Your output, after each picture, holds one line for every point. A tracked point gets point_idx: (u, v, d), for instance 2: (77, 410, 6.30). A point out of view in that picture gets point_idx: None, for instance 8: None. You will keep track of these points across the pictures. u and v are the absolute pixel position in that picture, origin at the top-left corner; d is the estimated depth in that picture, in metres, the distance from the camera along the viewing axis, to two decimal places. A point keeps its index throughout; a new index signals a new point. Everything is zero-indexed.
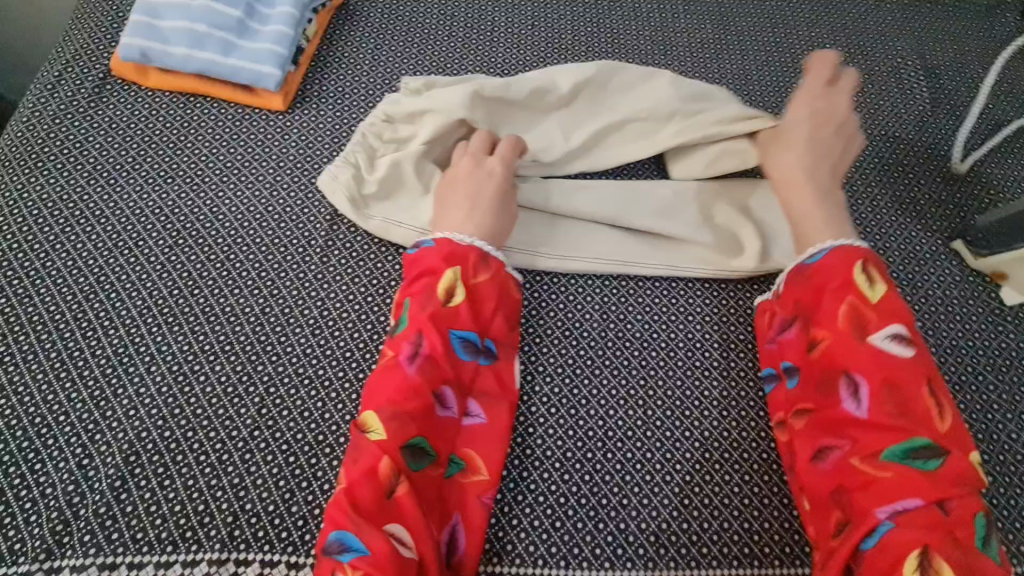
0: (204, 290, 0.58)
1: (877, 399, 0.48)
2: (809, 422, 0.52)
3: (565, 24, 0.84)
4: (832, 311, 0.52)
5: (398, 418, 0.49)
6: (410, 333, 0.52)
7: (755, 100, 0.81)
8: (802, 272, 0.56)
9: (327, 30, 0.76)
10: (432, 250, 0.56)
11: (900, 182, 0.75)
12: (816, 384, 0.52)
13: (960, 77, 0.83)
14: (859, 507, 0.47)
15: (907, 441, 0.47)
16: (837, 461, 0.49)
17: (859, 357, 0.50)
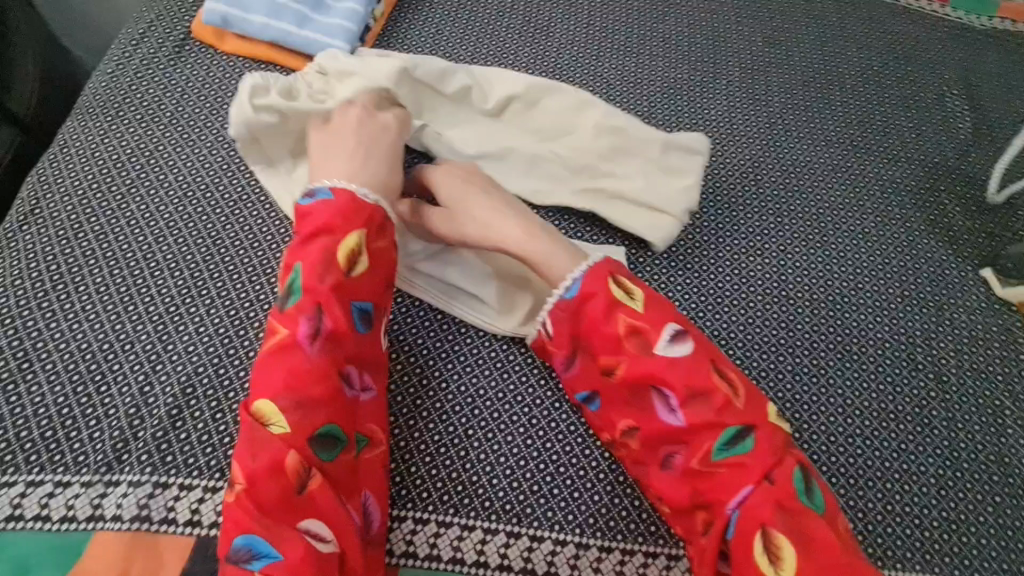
0: (264, 243, 0.62)
1: (688, 405, 0.51)
2: (642, 436, 0.54)
3: (618, 25, 0.86)
4: (612, 330, 0.54)
5: (299, 405, 0.48)
6: (306, 310, 0.51)
7: (798, 115, 0.83)
8: (563, 304, 0.57)
9: (393, 13, 0.80)
10: (323, 208, 0.56)
11: (934, 206, 0.77)
12: (629, 397, 0.54)
13: (1003, 110, 0.84)
14: (711, 501, 0.50)
15: (719, 434, 0.50)
16: (680, 467, 0.52)
17: (644, 370, 0.52)
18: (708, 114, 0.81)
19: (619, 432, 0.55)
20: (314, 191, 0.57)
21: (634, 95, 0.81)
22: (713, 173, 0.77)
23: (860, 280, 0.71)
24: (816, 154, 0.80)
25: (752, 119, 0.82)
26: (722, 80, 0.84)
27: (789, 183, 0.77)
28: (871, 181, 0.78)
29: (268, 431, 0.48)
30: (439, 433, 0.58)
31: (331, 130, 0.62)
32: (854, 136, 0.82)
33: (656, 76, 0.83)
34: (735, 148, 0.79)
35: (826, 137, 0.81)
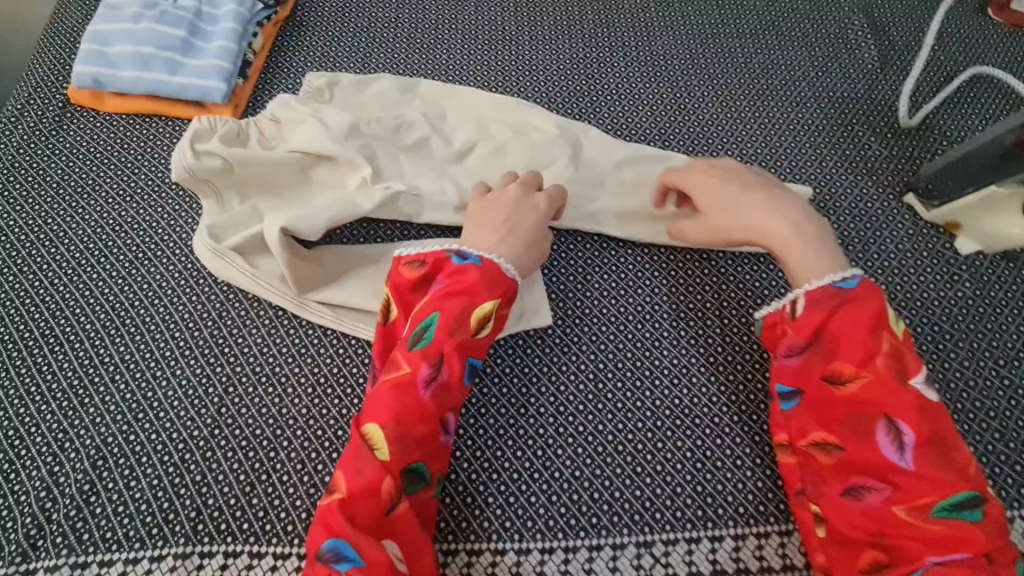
0: (163, 298, 0.61)
1: (925, 448, 0.46)
2: (842, 461, 0.49)
3: (508, 14, 0.85)
4: (870, 351, 0.49)
5: (404, 441, 0.49)
6: (429, 355, 0.52)
7: (701, 73, 0.81)
8: (828, 292, 0.52)
9: (274, 42, 0.78)
10: (475, 271, 0.54)
11: (850, 141, 0.75)
12: (851, 419, 0.49)
13: (909, 32, 0.83)
14: (903, 550, 0.46)
15: (947, 495, 0.45)
16: (876, 504, 0.47)
17: (902, 406, 0.48)
18: (611, 87, 0.80)
19: (808, 440, 0.51)
20: (464, 253, 0.56)
21: (533, 81, 0.80)
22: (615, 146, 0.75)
23: None
24: (724, 109, 0.78)
25: (655, 85, 0.80)
26: (620, 52, 0.82)
27: (699, 144, 0.76)
28: (784, 126, 0.77)
29: (373, 454, 0.49)
30: None
31: (486, 202, 0.61)
32: (761, 84, 0.80)
33: (553, 59, 0.82)
34: (640, 116, 0.78)
35: (733, 89, 0.80)
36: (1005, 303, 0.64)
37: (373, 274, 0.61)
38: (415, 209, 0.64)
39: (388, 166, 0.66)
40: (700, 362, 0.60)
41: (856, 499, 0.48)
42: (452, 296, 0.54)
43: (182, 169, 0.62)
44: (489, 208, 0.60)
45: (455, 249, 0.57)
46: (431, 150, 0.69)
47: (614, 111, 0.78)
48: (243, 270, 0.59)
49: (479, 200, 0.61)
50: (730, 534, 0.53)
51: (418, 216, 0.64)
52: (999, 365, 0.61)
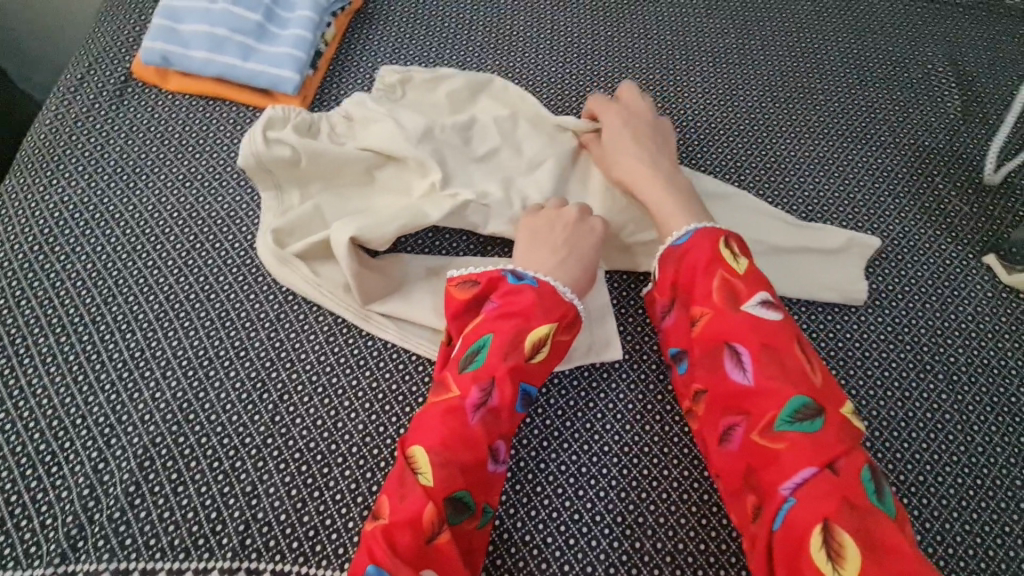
0: (219, 294, 0.58)
1: (761, 364, 0.49)
2: (711, 399, 0.51)
3: (583, 27, 0.82)
4: (707, 288, 0.53)
5: (448, 465, 0.47)
6: (481, 378, 0.50)
7: (778, 107, 0.79)
8: (669, 252, 0.57)
9: (345, 35, 0.76)
10: (531, 292, 0.53)
11: (929, 192, 0.73)
12: (704, 358, 0.52)
13: (993, 84, 0.80)
14: (768, 484, 0.47)
15: (787, 406, 0.47)
16: (739, 441, 0.49)
17: (734, 329, 0.50)
18: (686, 112, 0.78)
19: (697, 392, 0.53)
20: (520, 273, 0.55)
21: (607, 98, 0.77)
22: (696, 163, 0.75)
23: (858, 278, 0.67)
24: (801, 146, 0.76)
25: (731, 115, 0.78)
26: (696, 77, 0.80)
27: (778, 173, 0.74)
28: (861, 171, 0.75)
29: (415, 479, 0.47)
30: None
31: (545, 219, 0.60)
32: (839, 124, 0.78)
33: (627, 78, 0.79)
34: (718, 142, 0.76)
35: (810, 127, 0.78)
36: None
37: (439, 287, 0.59)
38: (483, 218, 0.62)
39: (458, 173, 0.63)
40: None
41: (729, 438, 0.50)
42: (506, 318, 0.52)
43: (251, 161, 0.59)
44: (548, 229, 0.59)
45: (513, 272, 0.55)
46: (501, 160, 0.67)
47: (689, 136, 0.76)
48: (305, 278, 0.57)
49: (532, 217, 0.60)
50: None
51: (483, 227, 0.62)
52: None
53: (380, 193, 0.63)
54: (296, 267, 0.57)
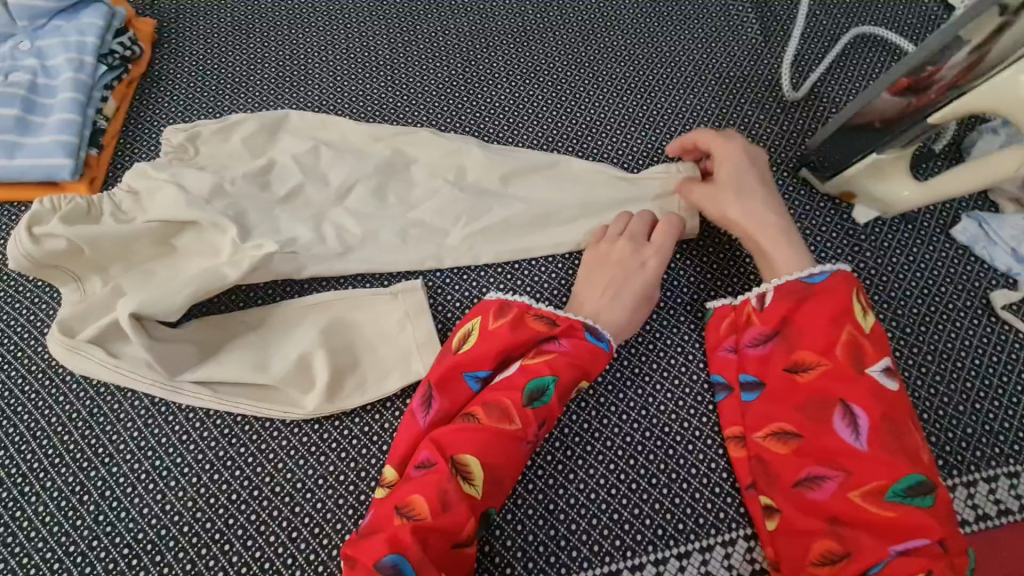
0: (23, 404, 0.55)
1: (880, 431, 0.47)
2: (804, 445, 0.50)
3: (379, 38, 0.81)
4: (829, 340, 0.50)
5: (494, 480, 0.49)
6: (540, 417, 0.51)
7: (586, 73, 0.78)
8: (794, 287, 0.53)
9: (131, 104, 0.73)
10: (600, 352, 0.55)
11: (740, 122, 0.73)
12: (810, 405, 0.50)
13: (788, 1, 0.81)
14: (858, 538, 0.46)
15: (901, 479, 0.46)
16: (831, 491, 0.48)
17: (853, 389, 0.48)
18: (493, 97, 0.77)
19: (776, 430, 0.52)
20: (597, 329, 0.55)
21: (413, 102, 0.76)
22: (516, 137, 0.75)
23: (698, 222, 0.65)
24: (613, 102, 0.76)
25: (539, 89, 0.77)
26: (500, 60, 0.79)
27: (597, 130, 0.74)
28: (673, 115, 0.75)
29: (462, 487, 0.48)
30: (254, 539, 0.51)
31: (599, 252, 0.61)
32: (647, 72, 0.78)
33: (431, 79, 0.78)
34: (532, 114, 0.76)
35: (619, 82, 0.77)
36: (906, 267, 0.63)
37: (255, 341, 0.57)
38: (294, 265, 0.60)
39: (260, 222, 0.60)
40: (608, 380, 0.60)
41: (814, 488, 0.49)
42: (571, 362, 0.53)
43: (21, 257, 0.55)
44: (600, 262, 0.60)
45: (591, 327, 0.55)
46: (308, 197, 0.63)
47: (500, 119, 0.75)
48: (104, 362, 0.54)
49: (592, 251, 0.61)
50: (650, 560, 0.54)
51: (299, 272, 0.60)
52: (907, 334, 0.60)
53: (181, 261, 0.60)
54: (88, 351, 0.54)
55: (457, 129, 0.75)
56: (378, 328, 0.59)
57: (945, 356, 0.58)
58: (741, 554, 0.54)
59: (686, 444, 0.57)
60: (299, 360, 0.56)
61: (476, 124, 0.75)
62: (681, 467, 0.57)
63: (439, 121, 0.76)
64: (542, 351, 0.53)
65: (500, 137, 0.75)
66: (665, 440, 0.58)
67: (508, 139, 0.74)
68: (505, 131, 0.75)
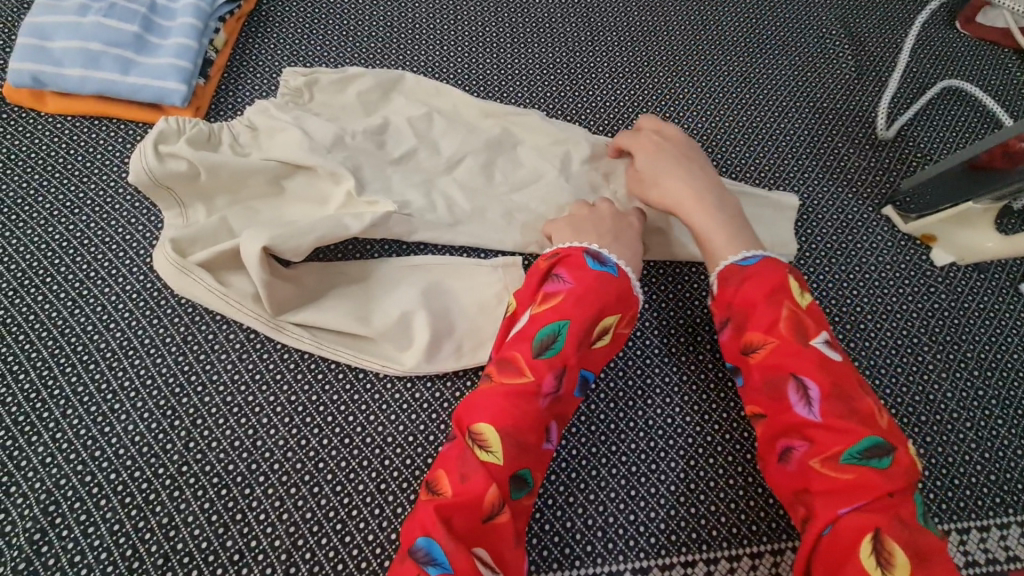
0: (120, 323, 0.55)
1: (829, 400, 0.48)
2: (768, 422, 0.51)
3: (487, 14, 0.81)
4: (773, 319, 0.51)
5: (513, 443, 0.48)
6: (555, 365, 0.51)
7: (686, 80, 0.80)
8: (730, 271, 0.55)
9: (237, 39, 0.73)
10: (613, 281, 0.54)
11: (830, 152, 0.76)
12: (765, 384, 0.51)
13: (883, 45, 0.84)
14: (820, 504, 0.47)
15: (854, 442, 0.46)
16: (797, 461, 0.49)
17: (801, 361, 0.49)
18: (595, 88, 0.77)
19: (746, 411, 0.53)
20: (598, 255, 0.55)
21: (515, 82, 0.77)
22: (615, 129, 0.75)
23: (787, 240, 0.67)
24: (709, 113, 0.78)
25: (639, 89, 0.78)
26: (603, 55, 0.80)
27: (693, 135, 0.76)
28: (766, 134, 0.77)
29: (478, 455, 0.47)
30: (343, 486, 0.51)
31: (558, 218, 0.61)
32: (743, 90, 0.80)
33: (535, 62, 0.78)
34: (631, 110, 0.77)
35: (716, 95, 0.79)
36: (977, 314, 0.66)
37: (356, 293, 0.58)
38: (407, 227, 0.61)
39: (373, 178, 0.62)
40: (692, 379, 0.61)
41: (781, 460, 0.50)
42: (576, 303, 0.52)
43: (143, 173, 0.56)
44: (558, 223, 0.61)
45: (592, 252, 0.55)
46: (419, 161, 0.66)
47: (600, 110, 0.76)
48: (211, 288, 0.54)
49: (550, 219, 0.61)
50: (725, 556, 0.53)
51: (411, 235, 0.61)
52: (975, 376, 0.62)
53: (290, 202, 0.61)
54: (198, 275, 0.54)
55: (558, 114, 0.75)
56: (475, 298, 0.59)
57: (1008, 402, 0.61)
58: None
59: None
60: (398, 317, 0.56)
61: (576, 111, 0.76)
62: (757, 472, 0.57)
63: (540, 103, 0.76)
64: (550, 296, 0.53)
65: (600, 126, 0.75)
66: (745, 443, 0.58)
67: (608, 130, 0.75)
68: (605, 123, 0.76)
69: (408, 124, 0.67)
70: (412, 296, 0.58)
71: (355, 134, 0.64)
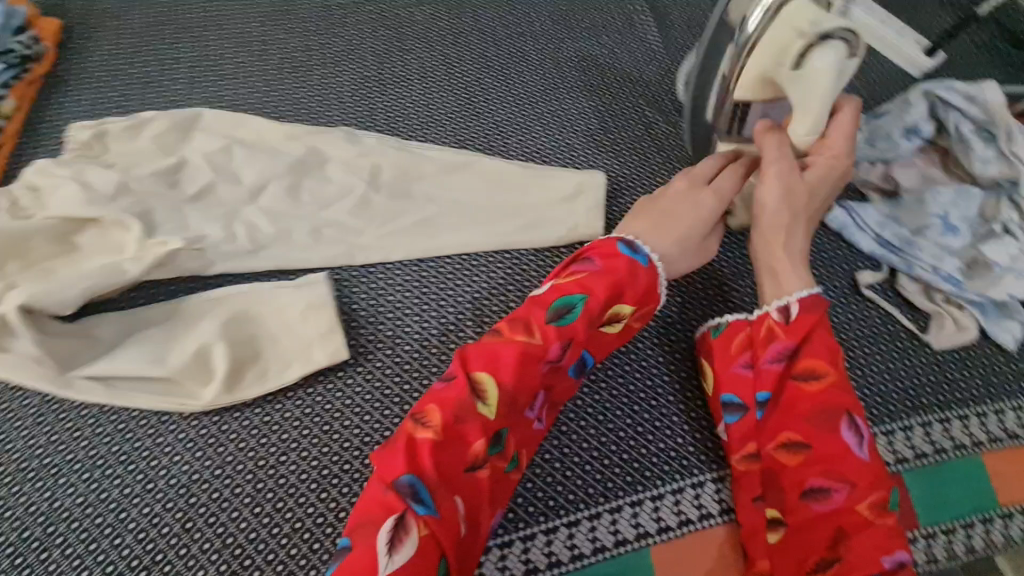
0: None
1: (876, 444, 0.49)
2: (808, 454, 0.49)
3: (296, 41, 0.82)
4: (837, 355, 0.51)
5: (508, 401, 0.49)
6: (563, 336, 0.50)
7: (497, 75, 0.81)
8: (815, 302, 0.54)
9: (31, 107, 0.73)
10: (622, 263, 0.53)
11: (639, 122, 0.78)
12: (816, 416, 0.50)
13: (685, 13, 0.87)
14: (855, 551, 0.46)
15: (890, 492, 0.48)
16: (837, 503, 0.47)
17: (856, 402, 0.50)
18: (405, 96, 0.79)
19: (770, 442, 0.52)
20: (634, 244, 0.55)
21: (325, 101, 0.77)
22: (428, 132, 0.76)
23: (595, 210, 0.69)
24: (521, 102, 0.79)
25: (450, 90, 0.80)
26: (414, 62, 0.82)
27: (504, 126, 0.77)
28: (577, 115, 0.78)
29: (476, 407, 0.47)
30: (146, 531, 0.51)
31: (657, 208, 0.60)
32: (554, 76, 0.81)
33: (344, 80, 0.79)
34: (443, 111, 0.78)
35: (527, 84, 0.81)
36: None
37: (156, 337, 0.57)
38: (204, 262, 0.61)
39: (165, 219, 0.62)
40: None
41: (814, 499, 0.48)
42: (603, 277, 0.52)
43: None
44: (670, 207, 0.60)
45: (625, 240, 0.56)
46: (217, 196, 0.66)
47: (411, 116, 0.77)
48: None
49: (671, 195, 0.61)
50: (541, 530, 0.57)
51: (206, 269, 0.62)
52: None
53: (82, 255, 0.61)
54: None
55: (370, 128, 0.76)
56: (282, 322, 0.59)
57: None
58: (627, 519, 0.57)
59: (578, 421, 0.61)
60: (196, 355, 0.56)
61: (387, 120, 0.77)
62: (573, 444, 0.60)
63: (351, 118, 0.76)
64: (575, 273, 0.53)
65: (411, 131, 0.76)
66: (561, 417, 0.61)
67: (420, 133, 0.76)
68: (417, 126, 0.77)
69: (203, 159, 0.67)
70: (211, 331, 0.57)
71: (149, 178, 0.64)
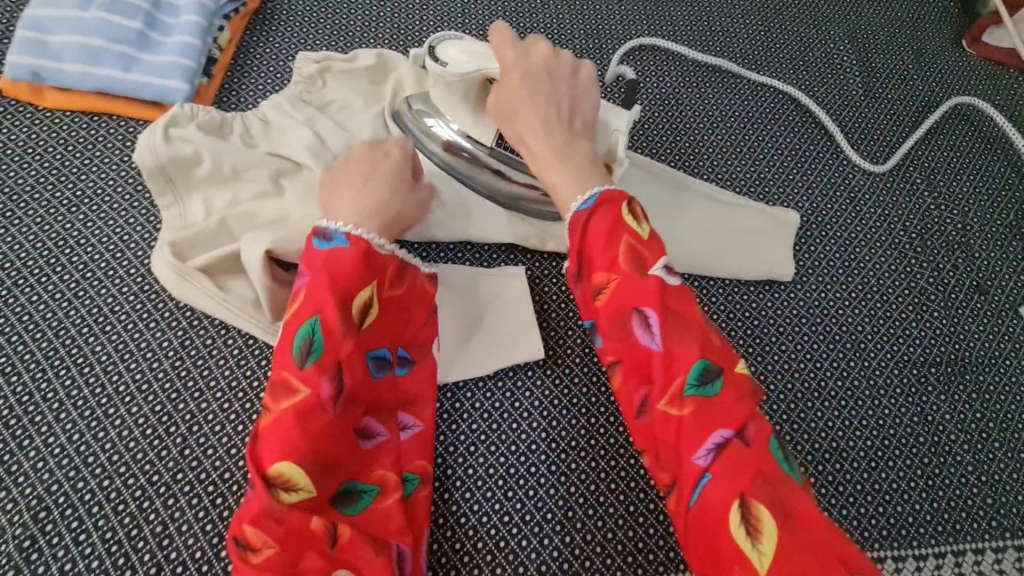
0: (116, 324, 0.55)
1: (671, 329, 0.44)
2: (623, 370, 0.46)
3: (496, 15, 0.79)
4: (609, 253, 0.47)
5: (316, 458, 0.44)
6: (327, 368, 0.46)
7: (691, 91, 0.78)
8: (575, 219, 0.49)
9: (242, 38, 0.71)
10: (315, 284, 0.48)
11: (834, 169, 0.75)
12: (612, 327, 0.46)
13: (888, 63, 0.84)
14: (678, 462, 0.43)
15: (692, 370, 0.43)
16: (651, 411, 0.44)
17: (640, 292, 0.45)
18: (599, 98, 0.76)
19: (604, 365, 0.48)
20: (326, 233, 0.50)
21: None
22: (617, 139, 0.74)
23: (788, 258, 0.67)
24: (714, 126, 0.76)
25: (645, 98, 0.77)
26: (612, 62, 0.78)
27: (694, 148, 0.74)
28: (770, 150, 0.75)
29: (291, 495, 0.43)
30: None
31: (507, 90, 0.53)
32: (750, 104, 0.78)
33: None
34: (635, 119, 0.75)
35: (721, 108, 0.78)
36: (976, 337, 0.66)
37: None
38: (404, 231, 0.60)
39: None
40: None
41: (637, 413, 0.45)
42: (322, 292, 0.47)
43: (150, 163, 0.57)
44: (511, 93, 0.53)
45: (319, 232, 0.50)
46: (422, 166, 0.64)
47: None
48: (212, 295, 0.54)
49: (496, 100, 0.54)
50: None
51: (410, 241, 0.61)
52: (973, 400, 0.63)
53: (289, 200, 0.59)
54: (199, 279, 0.54)
55: None
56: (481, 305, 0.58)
57: (1003, 425, 0.62)
58: None
59: None
60: None
61: None
62: None
63: None
64: (296, 296, 0.48)
65: None
66: None
67: None
68: None
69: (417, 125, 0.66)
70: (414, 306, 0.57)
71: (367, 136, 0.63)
